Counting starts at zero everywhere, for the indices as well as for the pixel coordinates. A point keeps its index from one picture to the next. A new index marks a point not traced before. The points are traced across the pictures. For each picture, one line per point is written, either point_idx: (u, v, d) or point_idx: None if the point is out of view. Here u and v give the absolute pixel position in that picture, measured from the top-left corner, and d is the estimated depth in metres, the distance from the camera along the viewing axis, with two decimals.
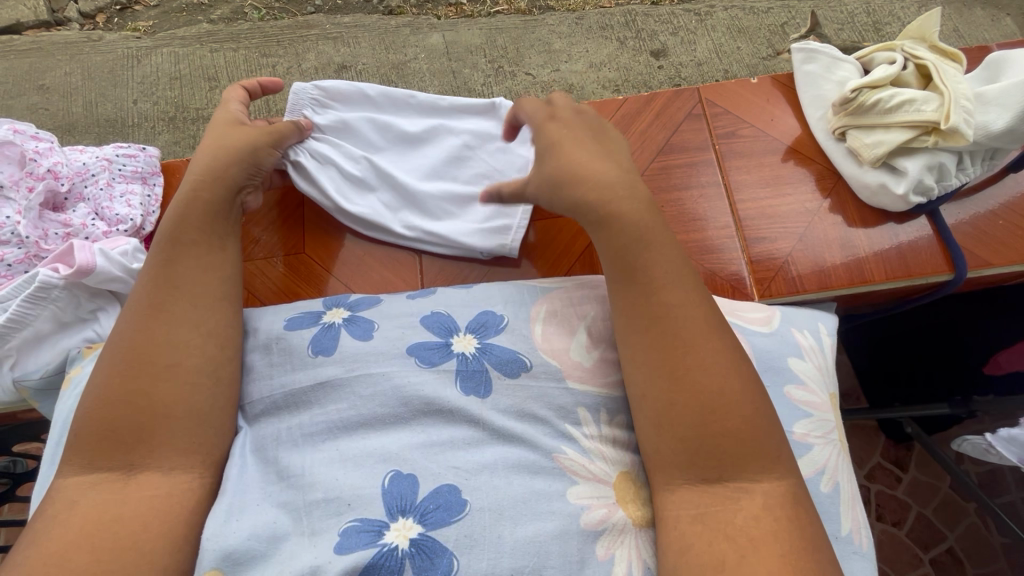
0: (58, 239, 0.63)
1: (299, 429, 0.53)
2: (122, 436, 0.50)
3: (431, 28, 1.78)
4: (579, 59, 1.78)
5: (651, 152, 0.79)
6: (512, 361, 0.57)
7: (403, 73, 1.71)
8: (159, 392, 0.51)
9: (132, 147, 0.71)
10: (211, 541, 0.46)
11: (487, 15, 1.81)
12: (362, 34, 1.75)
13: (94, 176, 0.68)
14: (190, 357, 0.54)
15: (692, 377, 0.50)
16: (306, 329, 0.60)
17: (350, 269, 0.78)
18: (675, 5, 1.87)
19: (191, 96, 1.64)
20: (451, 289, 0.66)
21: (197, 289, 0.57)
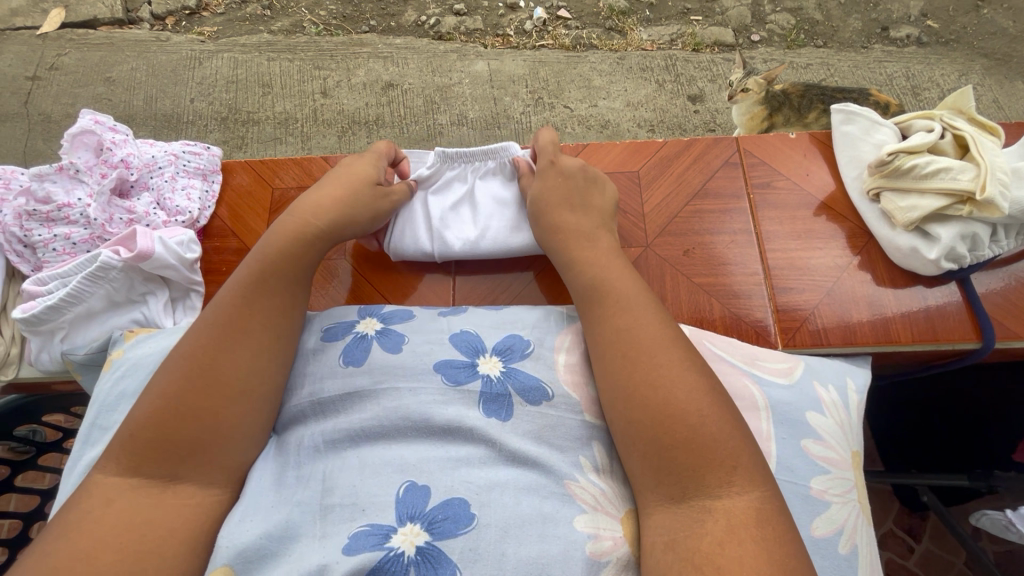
0: (121, 224, 0.67)
1: (317, 436, 0.55)
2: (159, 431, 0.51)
3: (477, 55, 1.86)
4: (617, 96, 1.83)
5: (686, 195, 0.81)
6: (534, 388, 0.57)
7: (445, 95, 1.77)
8: (227, 414, 0.53)
9: (198, 146, 0.76)
10: (225, 539, 0.47)
11: (532, 49, 1.89)
12: (411, 56, 1.83)
13: (161, 169, 0.72)
14: (261, 384, 0.57)
15: (660, 403, 0.51)
16: (341, 339, 0.63)
17: (385, 279, 0.81)
18: (715, 54, 1.93)
19: (244, 100, 1.72)
20: (481, 311, 0.68)
21: (275, 321, 0.60)
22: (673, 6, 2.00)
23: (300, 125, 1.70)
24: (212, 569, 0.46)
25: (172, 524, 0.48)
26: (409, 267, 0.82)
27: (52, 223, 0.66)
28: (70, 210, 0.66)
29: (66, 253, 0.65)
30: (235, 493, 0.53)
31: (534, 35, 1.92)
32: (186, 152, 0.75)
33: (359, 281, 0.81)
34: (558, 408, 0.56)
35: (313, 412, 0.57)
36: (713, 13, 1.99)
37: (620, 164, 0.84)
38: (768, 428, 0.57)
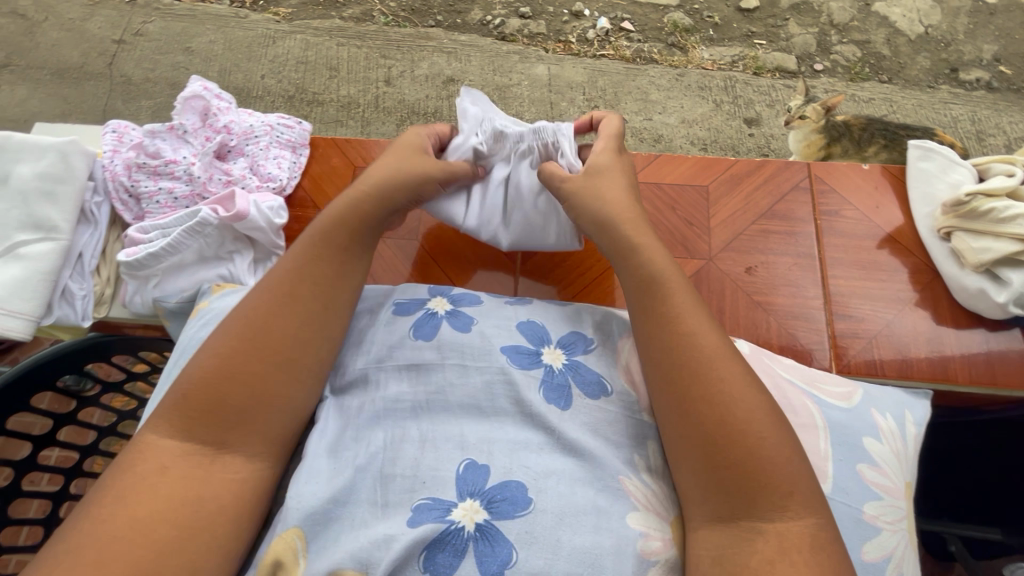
0: (219, 184, 0.72)
1: (375, 405, 0.58)
2: (185, 421, 0.53)
3: (538, 59, 1.89)
4: (673, 112, 1.84)
5: (753, 214, 0.82)
6: (595, 383, 0.59)
7: (504, 95, 1.81)
8: (265, 385, 0.56)
9: (291, 119, 0.80)
10: (295, 501, 0.51)
11: (592, 57, 1.92)
12: (473, 54, 1.88)
13: (257, 137, 0.77)
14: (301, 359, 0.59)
15: (720, 423, 0.51)
16: (411, 314, 0.66)
17: (455, 265, 0.85)
18: (775, 79, 1.92)
19: (311, 81, 1.79)
20: (545, 305, 0.70)
21: (316, 298, 0.61)
22: (737, 28, 1.99)
23: (361, 110, 1.76)
24: (285, 527, 0.50)
25: (213, 493, 0.51)
26: (478, 256, 0.85)
27: (157, 176, 0.71)
28: (175, 166, 0.71)
29: (166, 206, 0.70)
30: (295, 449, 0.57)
31: (596, 44, 1.94)
32: (281, 125, 0.80)
33: (430, 265, 0.85)
34: (616, 405, 0.58)
35: (375, 381, 0.60)
36: (778, 38, 1.98)
37: (689, 178, 0.85)
38: (826, 448, 0.57)
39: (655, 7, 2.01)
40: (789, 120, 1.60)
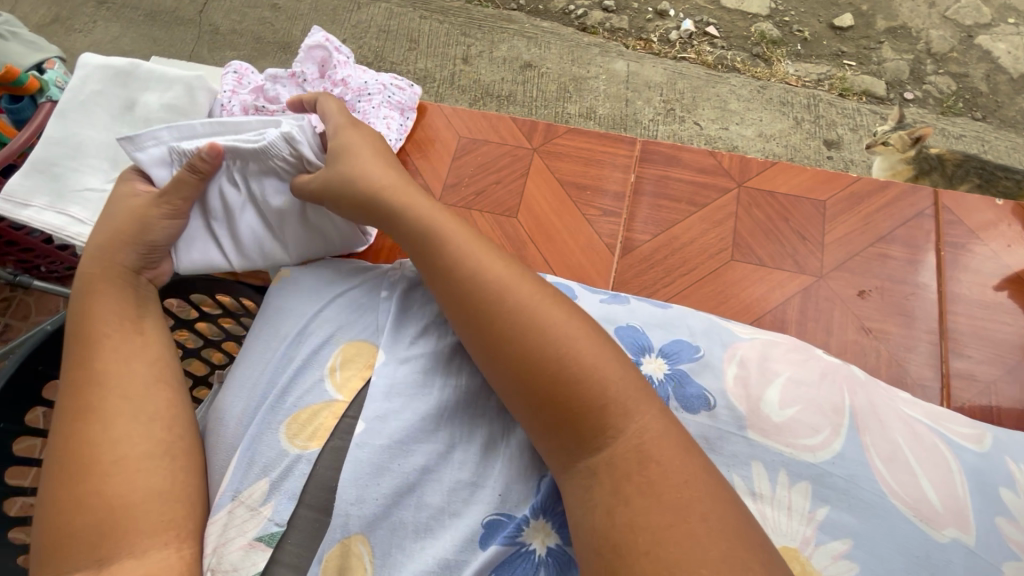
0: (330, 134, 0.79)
1: (427, 399, 0.57)
2: (78, 500, 0.49)
3: (618, 54, 1.86)
4: (750, 124, 1.78)
5: (870, 238, 0.79)
6: (696, 398, 0.58)
7: (579, 87, 1.78)
8: (111, 488, 0.50)
9: (403, 81, 0.85)
10: (356, 503, 0.51)
11: (673, 59, 1.88)
12: (553, 41, 1.85)
13: (369, 94, 0.82)
14: (135, 445, 0.52)
15: (556, 371, 0.50)
16: None
17: (552, 245, 0.80)
18: (862, 103, 1.84)
19: (390, 50, 1.79)
20: (645, 304, 0.68)
21: (128, 375, 0.55)
22: (828, 46, 1.92)
23: (436, 85, 1.76)
24: (348, 533, 0.50)
25: (116, 494, 0.50)
26: (577, 238, 0.80)
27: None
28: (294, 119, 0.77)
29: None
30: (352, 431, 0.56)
31: (678, 45, 1.90)
32: (392, 85, 0.84)
33: (526, 241, 0.81)
34: (715, 421, 0.57)
35: (427, 356, 0.60)
36: (869, 61, 1.90)
37: (805, 190, 0.83)
38: (963, 492, 0.53)
39: (743, 14, 1.95)
40: (873, 144, 1.54)
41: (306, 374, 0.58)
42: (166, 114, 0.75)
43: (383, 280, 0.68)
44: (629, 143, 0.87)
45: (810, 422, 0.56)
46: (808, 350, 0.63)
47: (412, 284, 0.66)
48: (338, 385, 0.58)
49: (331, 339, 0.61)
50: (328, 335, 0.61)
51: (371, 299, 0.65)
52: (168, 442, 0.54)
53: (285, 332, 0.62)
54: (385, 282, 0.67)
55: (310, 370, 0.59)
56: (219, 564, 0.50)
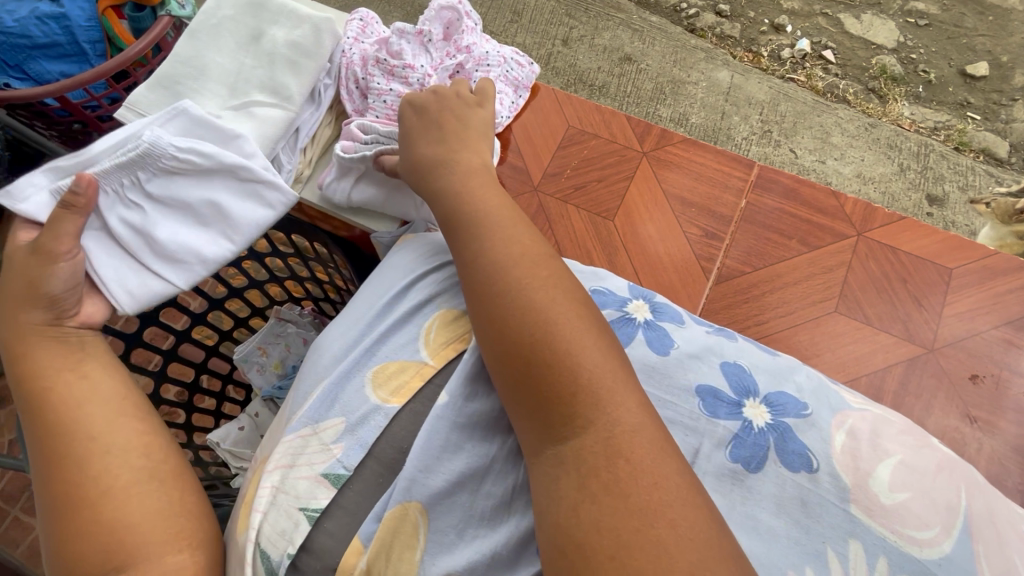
0: None
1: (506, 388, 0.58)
2: (81, 532, 0.53)
3: (723, 63, 1.76)
4: (849, 162, 1.67)
5: (992, 321, 0.78)
6: (800, 455, 0.57)
7: (676, 91, 1.70)
8: (108, 514, 0.54)
9: (523, 58, 0.85)
10: (420, 472, 0.53)
11: (779, 78, 1.77)
12: (659, 37, 1.78)
13: (489, 66, 0.82)
14: (119, 472, 0.57)
15: (544, 354, 0.51)
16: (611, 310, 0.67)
17: (644, 256, 0.84)
18: (978, 162, 1.69)
19: (491, 19, 1.77)
20: (754, 347, 0.67)
21: (101, 417, 0.59)
22: (954, 93, 1.77)
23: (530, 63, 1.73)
24: (406, 499, 0.52)
25: (124, 521, 0.54)
26: (670, 255, 0.83)
27: (390, 79, 0.79)
28: (410, 76, 0.79)
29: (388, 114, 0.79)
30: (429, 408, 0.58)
31: (788, 64, 1.80)
32: (512, 61, 0.85)
33: (620, 247, 0.84)
34: (810, 484, 0.55)
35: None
36: (996, 117, 1.74)
37: (930, 255, 0.83)
38: None
39: (867, 43, 1.82)
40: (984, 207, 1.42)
41: (403, 332, 0.63)
42: (291, 52, 0.77)
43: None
44: (746, 165, 0.88)
45: (920, 514, 0.53)
46: (924, 436, 0.60)
47: None
48: (430, 347, 0.62)
49: (430, 303, 0.65)
50: (426, 296, 0.65)
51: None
52: (152, 468, 0.59)
53: (390, 289, 0.68)
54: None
55: (405, 327, 0.63)
56: (284, 485, 0.55)
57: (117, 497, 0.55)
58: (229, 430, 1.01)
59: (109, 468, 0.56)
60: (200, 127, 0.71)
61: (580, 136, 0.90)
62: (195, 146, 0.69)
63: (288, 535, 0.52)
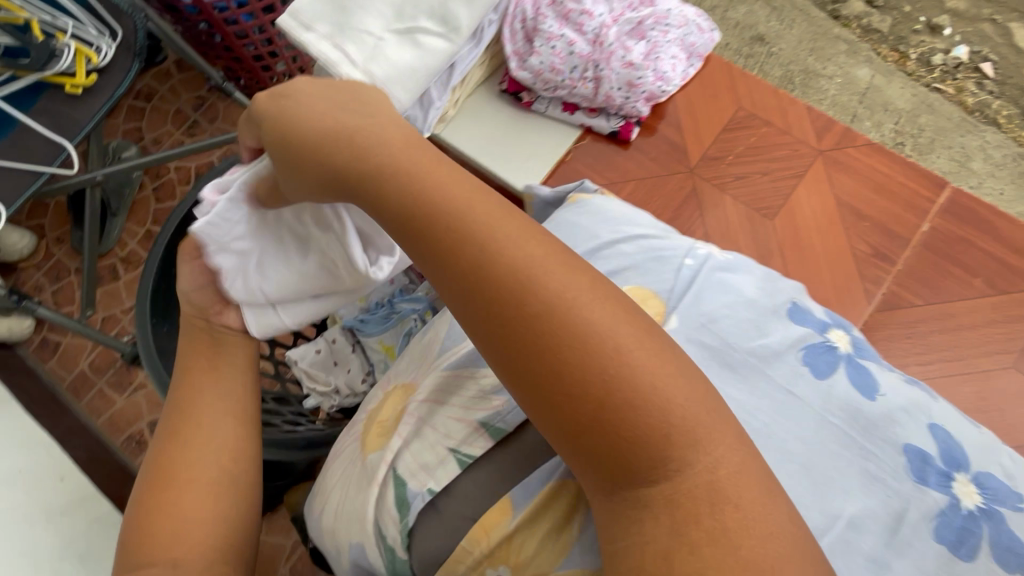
0: (606, 57, 0.98)
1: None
2: (153, 513, 0.62)
3: (867, 59, 1.59)
4: (986, 194, 1.48)
5: None
6: (1013, 552, 0.48)
7: (807, 82, 1.55)
8: (184, 501, 0.63)
9: (704, 32, 1.06)
10: None
11: (925, 85, 1.59)
12: (800, 19, 1.62)
13: (663, 41, 1.04)
14: (203, 464, 0.66)
15: (630, 426, 0.43)
16: (808, 330, 0.56)
17: (799, 252, 1.00)
18: None
19: None
20: (960, 413, 0.55)
21: (206, 410, 0.68)
22: None
23: None
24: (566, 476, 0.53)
25: (190, 511, 0.62)
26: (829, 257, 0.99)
27: (563, 24, 0.97)
28: (585, 25, 0.97)
29: (557, 58, 0.97)
30: None
31: (938, 72, 1.61)
32: (693, 31, 1.05)
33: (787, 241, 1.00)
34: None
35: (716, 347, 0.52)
36: None
37: None
38: None
39: None
40: None
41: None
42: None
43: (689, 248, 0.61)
44: (937, 187, 1.02)
45: None
46: None
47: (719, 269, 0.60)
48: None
49: (620, 274, 0.58)
50: (619, 268, 0.58)
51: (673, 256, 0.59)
52: (229, 470, 0.67)
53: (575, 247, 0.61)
54: (690, 251, 0.60)
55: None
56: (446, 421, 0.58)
57: (190, 486, 0.64)
58: (306, 350, 1.03)
59: (199, 455, 0.66)
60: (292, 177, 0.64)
61: (749, 124, 1.08)
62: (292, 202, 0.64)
63: (425, 472, 0.56)
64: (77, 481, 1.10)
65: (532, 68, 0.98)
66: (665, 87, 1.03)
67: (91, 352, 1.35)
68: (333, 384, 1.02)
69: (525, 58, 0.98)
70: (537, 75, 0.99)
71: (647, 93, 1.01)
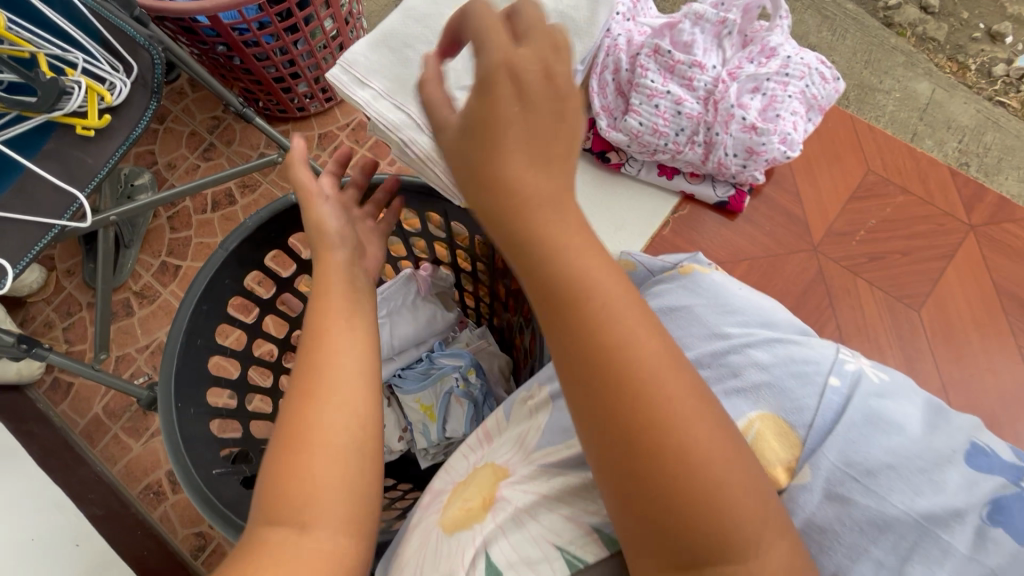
0: (722, 122, 0.79)
1: (824, 548, 0.45)
2: (289, 468, 0.48)
3: (926, 72, 1.48)
4: None
5: None
6: None
7: (862, 96, 1.45)
8: (318, 466, 0.49)
9: (830, 75, 0.81)
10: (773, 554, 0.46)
11: (987, 99, 1.48)
12: (853, 29, 1.51)
13: (787, 75, 0.79)
14: (341, 429, 0.50)
15: (687, 473, 0.40)
16: (996, 477, 0.44)
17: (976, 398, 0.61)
18: None
19: None
20: None
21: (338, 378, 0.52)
22: None
23: None
24: None
25: (321, 474, 0.48)
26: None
27: (669, 78, 0.81)
28: (697, 81, 0.80)
29: (660, 117, 0.80)
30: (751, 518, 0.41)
31: (999, 84, 1.50)
32: (817, 73, 0.80)
33: None
34: None
35: (863, 507, 0.44)
36: None
37: None
38: None
39: None
40: None
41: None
42: None
43: (834, 363, 0.52)
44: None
45: None
46: None
47: (873, 390, 0.50)
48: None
49: (747, 392, 0.51)
50: (749, 384, 0.51)
51: (817, 372, 0.51)
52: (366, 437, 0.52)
53: (693, 346, 0.56)
54: (835, 367, 0.51)
55: None
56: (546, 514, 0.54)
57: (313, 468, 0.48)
58: None
59: (341, 416, 0.51)
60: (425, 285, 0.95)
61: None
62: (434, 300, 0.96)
63: (525, 565, 0.51)
64: (94, 545, 1.02)
65: (626, 129, 0.82)
66: (789, 150, 0.79)
67: (105, 394, 1.28)
68: None
69: (619, 116, 0.83)
70: (631, 137, 0.82)
71: (770, 158, 0.80)
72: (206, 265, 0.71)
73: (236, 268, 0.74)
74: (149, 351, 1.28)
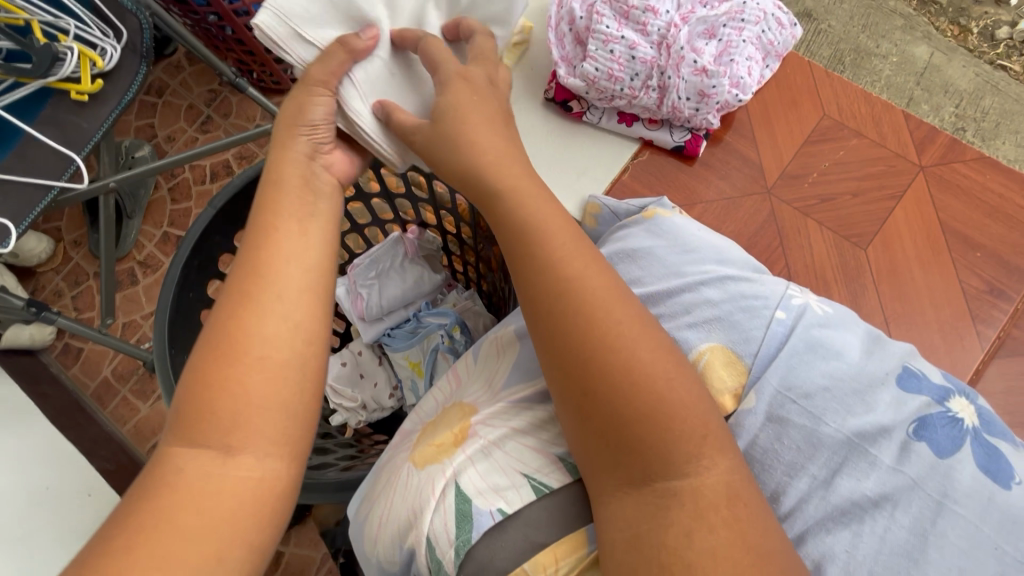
0: (680, 68, 0.76)
1: (768, 472, 0.48)
2: (221, 384, 0.48)
3: (924, 36, 1.46)
4: None
5: None
6: None
7: (857, 61, 1.43)
8: (252, 384, 0.49)
9: (787, 20, 0.80)
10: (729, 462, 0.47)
11: (987, 62, 1.45)
12: None
13: (742, 20, 0.78)
14: (278, 350, 0.51)
15: (635, 391, 0.46)
16: (923, 398, 0.49)
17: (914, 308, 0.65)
18: None
19: None
20: None
21: (277, 296, 0.52)
22: None
23: None
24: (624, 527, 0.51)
25: (256, 392, 0.49)
26: None
27: (623, 23, 0.78)
28: (650, 25, 0.77)
29: (615, 61, 0.77)
30: (688, 432, 0.45)
31: (1001, 47, 1.47)
32: (772, 19, 0.80)
33: None
34: None
35: (799, 427, 0.48)
36: None
37: None
38: None
39: None
40: None
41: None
42: None
43: (782, 299, 0.55)
44: None
45: None
46: None
47: (816, 324, 0.53)
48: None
49: (701, 326, 0.54)
50: (701, 319, 0.55)
51: (765, 304, 0.54)
52: (305, 356, 0.52)
53: (648, 284, 0.60)
54: (782, 302, 0.55)
55: None
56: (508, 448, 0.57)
57: (245, 383, 0.49)
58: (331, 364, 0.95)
59: (276, 334, 0.51)
60: (411, 248, 0.97)
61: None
62: (421, 262, 0.98)
63: (493, 491, 0.54)
64: (104, 496, 1.08)
65: (582, 75, 0.79)
66: (741, 94, 0.78)
67: (114, 358, 1.33)
68: (360, 398, 0.95)
69: (577, 63, 0.80)
70: (587, 82, 0.79)
71: (722, 101, 0.78)
72: (197, 222, 0.74)
73: (223, 224, 0.77)
74: (153, 317, 1.33)
